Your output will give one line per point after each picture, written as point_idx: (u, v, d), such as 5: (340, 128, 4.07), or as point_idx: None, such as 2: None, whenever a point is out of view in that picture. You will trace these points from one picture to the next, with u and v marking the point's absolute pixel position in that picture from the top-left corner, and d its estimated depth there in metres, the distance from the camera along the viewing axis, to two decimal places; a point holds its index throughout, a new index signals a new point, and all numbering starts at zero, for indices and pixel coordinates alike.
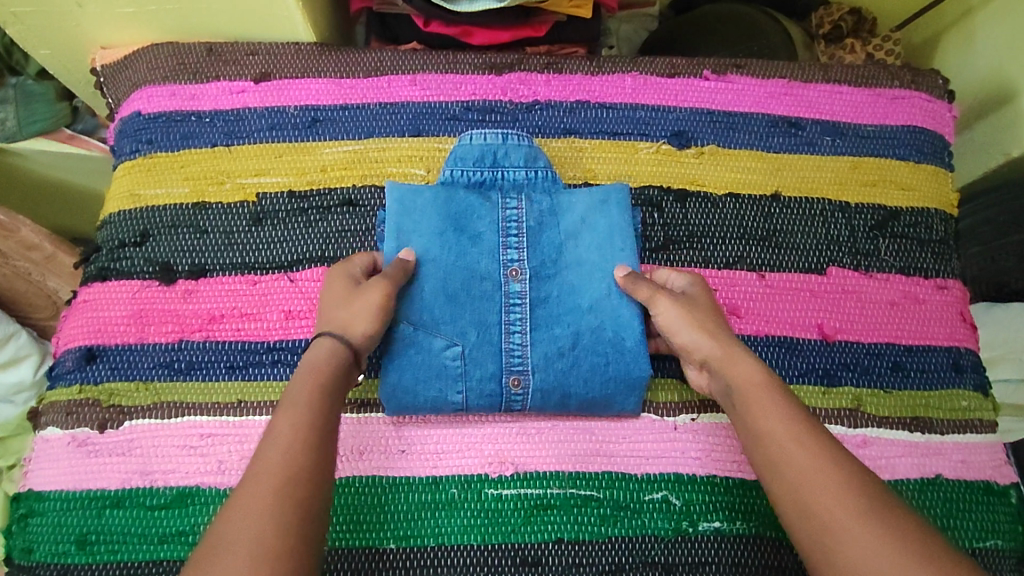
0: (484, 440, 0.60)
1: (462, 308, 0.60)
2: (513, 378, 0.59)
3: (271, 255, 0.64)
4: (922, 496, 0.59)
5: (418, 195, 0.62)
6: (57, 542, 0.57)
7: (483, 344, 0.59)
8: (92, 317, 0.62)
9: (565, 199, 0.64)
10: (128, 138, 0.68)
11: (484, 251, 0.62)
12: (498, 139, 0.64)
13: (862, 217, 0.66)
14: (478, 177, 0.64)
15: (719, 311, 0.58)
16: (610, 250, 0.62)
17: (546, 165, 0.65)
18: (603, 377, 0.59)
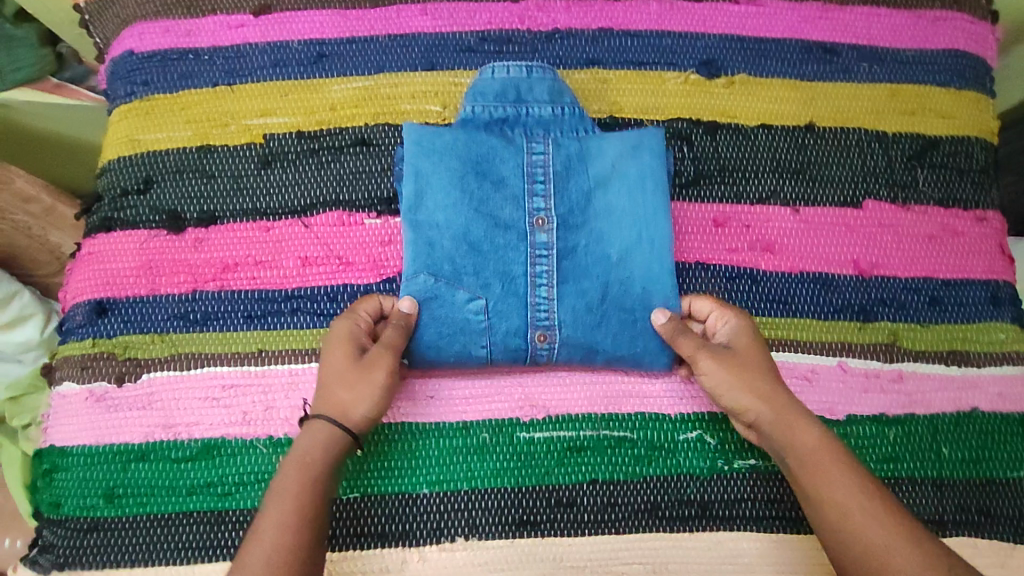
0: (510, 387, 0.58)
1: (485, 259, 0.56)
2: (540, 335, 0.56)
3: (284, 200, 0.61)
4: (957, 428, 0.59)
5: (438, 136, 0.57)
6: (85, 496, 0.56)
7: (508, 297, 0.56)
8: (99, 270, 0.59)
9: (595, 143, 0.58)
10: (120, 80, 0.63)
11: (508, 197, 0.57)
12: (521, 72, 0.59)
13: (899, 146, 0.64)
14: (500, 112, 0.59)
15: (764, 359, 0.55)
16: (644, 196, 0.57)
17: (572, 101, 0.60)
18: (632, 332, 0.56)
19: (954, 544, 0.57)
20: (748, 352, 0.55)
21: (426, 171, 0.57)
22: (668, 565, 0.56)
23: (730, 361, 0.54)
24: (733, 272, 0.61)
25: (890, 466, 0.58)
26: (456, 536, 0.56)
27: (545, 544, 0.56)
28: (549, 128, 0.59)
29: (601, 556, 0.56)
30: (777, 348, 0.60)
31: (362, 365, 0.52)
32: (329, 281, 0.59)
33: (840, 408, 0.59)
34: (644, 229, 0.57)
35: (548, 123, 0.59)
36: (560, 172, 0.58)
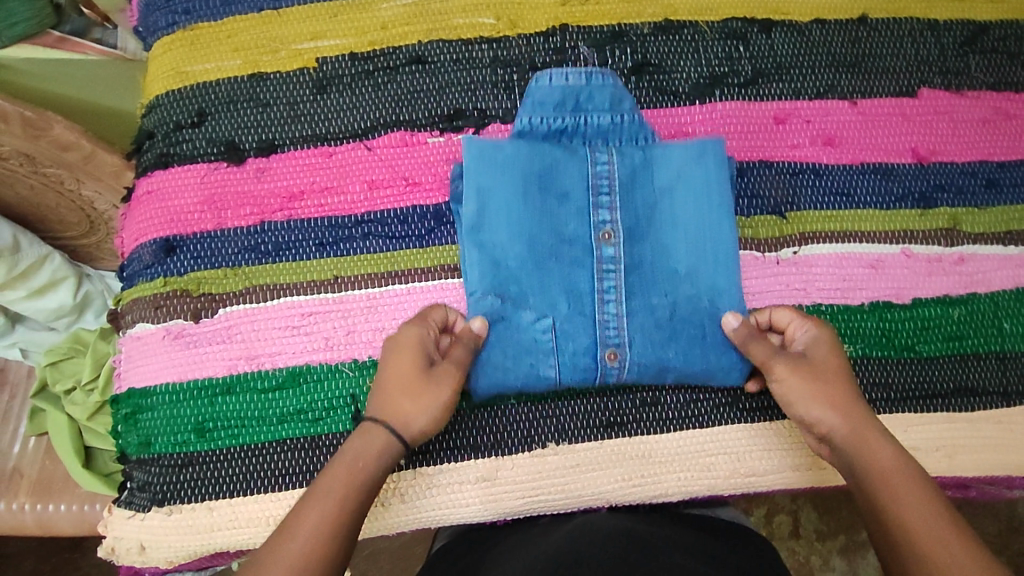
0: (581, 412, 0.57)
1: (551, 276, 0.56)
2: (610, 354, 0.55)
3: (343, 124, 0.59)
4: (1018, 304, 0.61)
5: (500, 150, 0.56)
6: (174, 433, 0.56)
7: (575, 315, 0.56)
8: (162, 207, 0.58)
9: (659, 152, 0.57)
10: (159, 11, 0.61)
11: (573, 211, 0.57)
12: (580, 79, 0.57)
13: (952, 33, 0.64)
14: (559, 121, 0.58)
15: (845, 371, 0.52)
16: (708, 211, 0.57)
17: (632, 108, 0.58)
18: (702, 350, 0.56)
19: (1018, 412, 0.60)
20: (830, 362, 0.52)
21: (489, 187, 0.56)
22: (752, 453, 0.58)
23: (810, 371, 0.52)
24: (796, 168, 0.61)
25: (957, 343, 0.60)
26: (547, 442, 0.57)
27: (635, 442, 0.57)
28: (609, 136, 0.58)
29: (688, 450, 0.57)
30: (843, 239, 0.61)
31: (429, 377, 0.51)
32: (398, 203, 0.59)
33: (907, 292, 0.60)
34: (708, 246, 0.57)
35: (609, 130, 0.58)
36: (625, 184, 0.57)
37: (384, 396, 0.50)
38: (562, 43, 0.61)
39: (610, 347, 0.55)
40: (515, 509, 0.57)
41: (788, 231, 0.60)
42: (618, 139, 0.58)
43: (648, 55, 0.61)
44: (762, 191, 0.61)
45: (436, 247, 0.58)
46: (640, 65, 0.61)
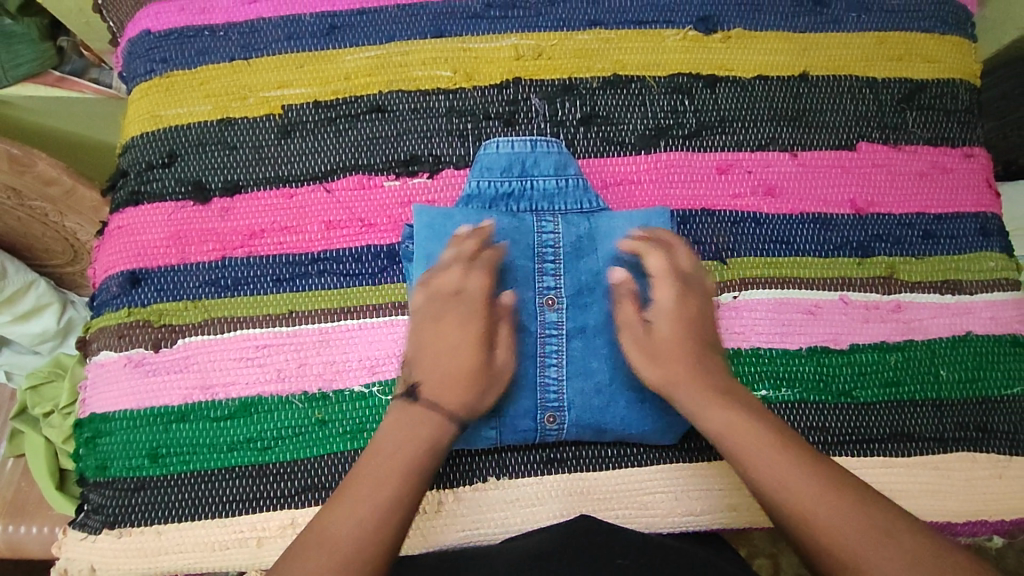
0: (521, 468, 0.59)
1: None
2: (549, 416, 0.57)
3: (305, 167, 0.63)
4: (955, 351, 0.62)
5: (449, 220, 0.58)
6: (130, 457, 0.58)
7: (518, 379, 0.57)
8: (130, 242, 0.62)
9: (604, 223, 0.59)
10: (139, 59, 0.66)
11: (519, 278, 0.57)
12: (526, 147, 0.61)
13: (889, 91, 0.67)
14: (506, 187, 0.60)
15: (684, 347, 0.54)
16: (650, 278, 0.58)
17: (577, 173, 0.62)
18: (640, 413, 0.57)
19: (955, 458, 0.60)
20: (678, 325, 0.55)
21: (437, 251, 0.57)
22: (688, 493, 0.59)
23: (648, 352, 0.54)
24: (737, 216, 0.64)
25: (893, 389, 0.61)
26: (487, 477, 0.58)
27: (573, 479, 0.59)
28: (554, 204, 0.61)
29: (625, 488, 0.59)
30: (782, 285, 0.63)
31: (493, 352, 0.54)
32: (353, 242, 0.62)
33: (844, 338, 0.62)
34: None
35: (554, 198, 0.61)
36: (569, 250, 0.58)
37: (451, 376, 0.52)
38: (515, 95, 0.65)
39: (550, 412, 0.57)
40: (453, 543, 0.57)
41: (728, 276, 0.63)
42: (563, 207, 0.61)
43: (597, 107, 0.65)
44: (704, 237, 0.63)
45: (389, 284, 0.61)
46: (589, 117, 0.65)
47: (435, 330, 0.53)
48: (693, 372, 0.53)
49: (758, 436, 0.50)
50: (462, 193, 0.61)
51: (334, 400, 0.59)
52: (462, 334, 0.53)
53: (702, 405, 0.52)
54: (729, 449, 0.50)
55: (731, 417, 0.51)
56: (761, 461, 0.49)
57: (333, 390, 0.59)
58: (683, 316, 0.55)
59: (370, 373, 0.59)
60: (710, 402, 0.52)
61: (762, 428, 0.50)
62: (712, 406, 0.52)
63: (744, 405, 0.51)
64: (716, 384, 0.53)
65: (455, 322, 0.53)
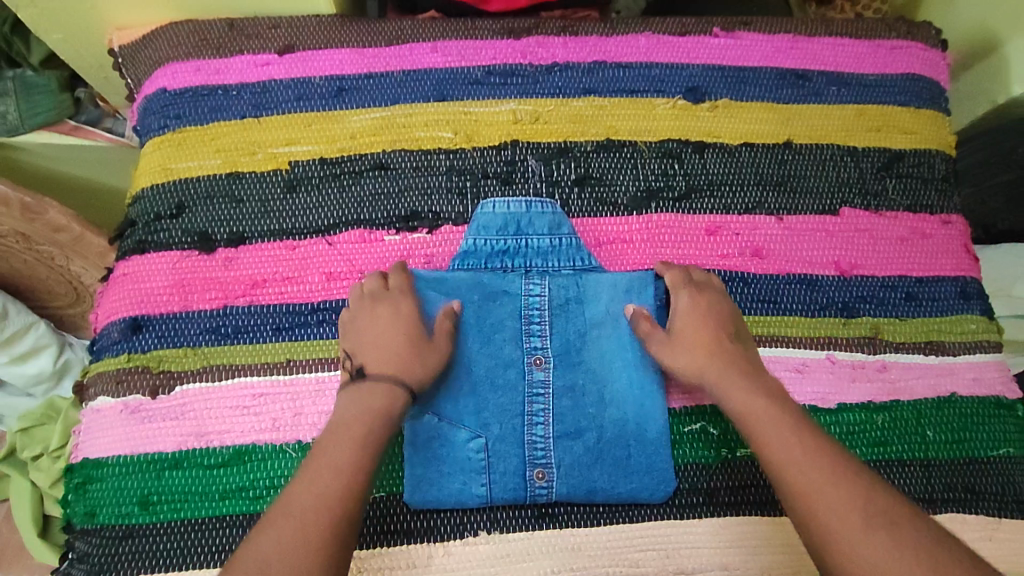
0: (509, 525, 0.58)
1: (484, 400, 0.59)
2: (535, 474, 0.58)
3: (310, 220, 0.65)
4: (940, 413, 0.63)
5: (443, 283, 0.62)
6: (120, 504, 0.58)
7: (507, 436, 0.59)
8: (134, 289, 0.63)
9: (591, 286, 0.63)
10: (154, 115, 0.69)
11: (508, 338, 0.61)
12: (521, 207, 0.65)
13: (869, 159, 0.71)
14: (501, 245, 0.64)
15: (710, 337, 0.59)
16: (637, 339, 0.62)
17: (571, 232, 0.65)
18: (626, 472, 0.59)
19: (945, 520, 0.60)
20: (699, 347, 0.59)
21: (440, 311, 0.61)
22: (680, 551, 0.58)
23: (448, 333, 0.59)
24: (726, 275, 0.66)
25: (882, 449, 0.62)
26: (479, 530, 0.58)
27: (564, 535, 0.58)
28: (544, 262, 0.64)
29: (618, 545, 0.58)
30: (769, 343, 0.64)
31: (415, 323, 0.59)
32: None
33: (831, 397, 0.63)
34: (634, 373, 0.61)
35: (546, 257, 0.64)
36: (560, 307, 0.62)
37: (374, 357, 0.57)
38: (513, 156, 0.68)
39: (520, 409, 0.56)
40: None
41: None
42: (555, 264, 0.64)
43: (591, 169, 0.68)
44: None
45: None
46: (583, 178, 0.68)
47: (378, 329, 0.58)
48: (719, 368, 0.57)
49: (785, 436, 0.52)
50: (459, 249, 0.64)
51: None
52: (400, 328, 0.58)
53: (723, 388, 0.57)
54: (749, 426, 0.54)
55: (758, 405, 0.55)
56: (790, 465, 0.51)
57: None
58: (691, 335, 0.60)
59: None
60: (737, 382, 0.56)
61: (792, 423, 0.53)
62: (738, 385, 0.56)
63: (768, 394, 0.56)
64: (740, 368, 0.57)
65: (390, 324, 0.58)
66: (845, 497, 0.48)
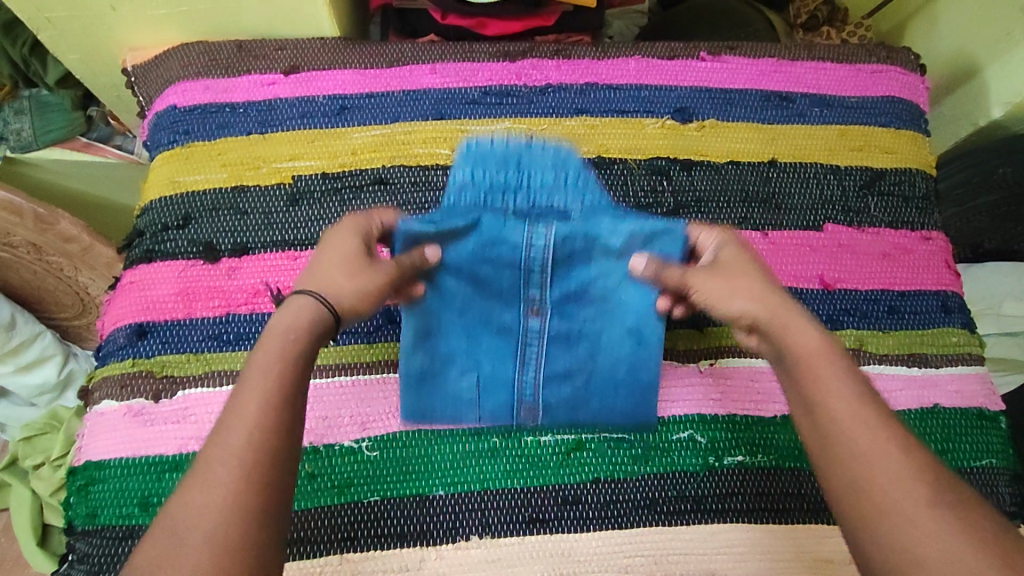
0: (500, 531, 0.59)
1: (477, 345, 0.64)
2: (528, 413, 0.63)
3: (310, 232, 0.68)
4: (924, 423, 0.65)
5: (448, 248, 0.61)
6: (120, 506, 0.59)
7: (497, 374, 0.64)
8: (141, 296, 0.65)
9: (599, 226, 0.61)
10: (164, 131, 0.72)
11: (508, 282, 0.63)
12: (522, 143, 0.61)
13: (851, 178, 0.73)
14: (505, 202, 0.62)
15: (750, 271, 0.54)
16: (640, 294, 0.62)
17: (579, 171, 0.62)
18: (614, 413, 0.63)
19: None
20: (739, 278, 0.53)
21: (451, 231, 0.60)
22: (668, 557, 0.59)
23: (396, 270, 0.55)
24: None
25: None
26: (470, 535, 0.59)
27: (554, 540, 0.59)
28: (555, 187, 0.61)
29: (608, 551, 0.59)
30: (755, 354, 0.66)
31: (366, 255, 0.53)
32: None
33: None
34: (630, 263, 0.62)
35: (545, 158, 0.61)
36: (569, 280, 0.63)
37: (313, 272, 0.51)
38: None
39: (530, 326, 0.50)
40: None
41: (705, 345, 0.66)
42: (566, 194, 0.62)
43: None
44: None
45: (385, 344, 0.64)
46: None
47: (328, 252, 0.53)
48: (777, 304, 0.51)
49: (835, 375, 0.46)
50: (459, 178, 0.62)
51: (325, 455, 0.60)
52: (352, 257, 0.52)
53: (781, 325, 0.50)
54: (806, 367, 0.47)
55: (811, 337, 0.48)
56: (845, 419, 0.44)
57: (324, 445, 0.60)
58: (733, 266, 0.54)
59: (362, 429, 0.61)
60: (791, 317, 0.50)
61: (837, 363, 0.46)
62: (802, 324, 0.49)
63: (823, 331, 0.49)
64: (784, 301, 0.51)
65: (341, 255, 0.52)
66: (890, 456, 0.42)
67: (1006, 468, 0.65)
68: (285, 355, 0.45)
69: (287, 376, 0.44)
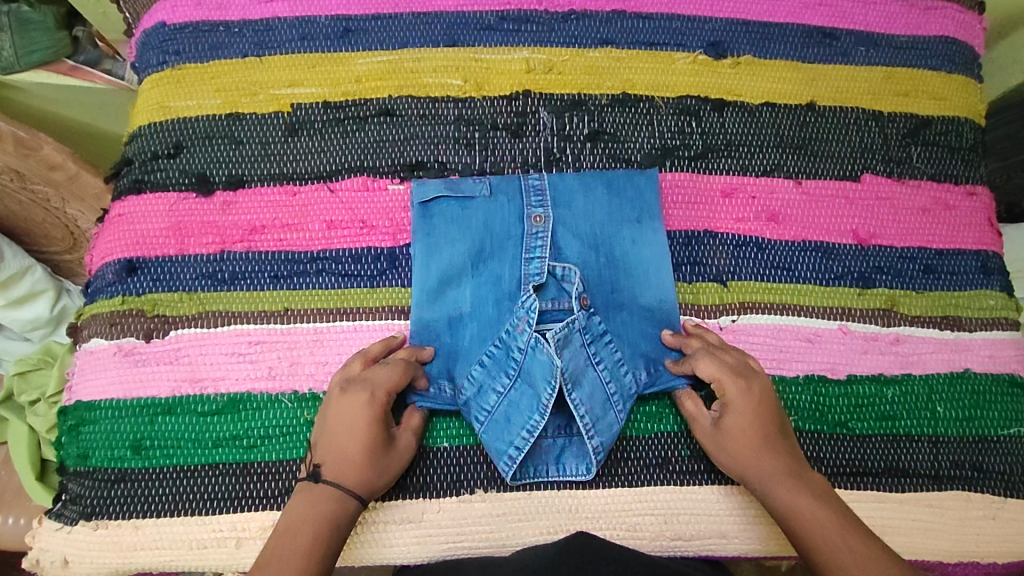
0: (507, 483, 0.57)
1: (494, 363, 0.58)
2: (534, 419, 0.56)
3: (311, 166, 0.63)
4: (952, 389, 0.62)
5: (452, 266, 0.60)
6: (112, 448, 0.57)
7: (521, 392, 0.57)
8: (129, 230, 0.61)
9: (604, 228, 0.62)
10: (152, 50, 0.66)
11: (507, 260, 0.60)
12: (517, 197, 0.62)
13: (895, 125, 0.68)
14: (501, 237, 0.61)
15: (759, 428, 0.55)
16: (658, 284, 0.61)
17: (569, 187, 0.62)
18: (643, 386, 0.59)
19: (949, 497, 0.59)
20: (743, 417, 0.55)
21: (455, 314, 0.59)
22: (678, 516, 0.57)
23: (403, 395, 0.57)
24: (739, 240, 0.64)
25: (889, 423, 0.60)
26: (475, 488, 0.57)
27: (560, 496, 0.57)
28: (569, 261, 0.61)
29: (616, 508, 0.57)
30: (780, 310, 0.62)
31: (376, 440, 0.54)
32: (353, 244, 0.61)
33: (842, 368, 0.61)
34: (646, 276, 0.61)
35: (571, 217, 0.62)
36: (587, 347, 0.58)
37: (326, 454, 0.54)
38: (524, 107, 0.65)
39: (505, 458, 0.56)
40: (436, 555, 0.56)
41: (728, 299, 0.62)
42: (578, 255, 0.61)
43: (605, 124, 0.65)
44: (705, 260, 0.63)
45: (387, 288, 0.61)
46: (596, 133, 0.65)
47: (334, 429, 0.54)
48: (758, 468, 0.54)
49: (827, 525, 0.51)
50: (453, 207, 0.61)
51: None
52: (355, 417, 0.54)
53: (772, 480, 0.54)
54: (792, 531, 0.52)
55: (802, 503, 0.53)
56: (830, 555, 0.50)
57: (325, 391, 0.58)
58: (729, 422, 0.56)
59: None
60: (782, 479, 0.54)
61: (830, 518, 0.52)
62: (785, 487, 0.54)
63: (817, 491, 0.54)
64: (784, 463, 0.54)
65: (342, 413, 0.54)
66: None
67: None
68: (333, 517, 0.51)
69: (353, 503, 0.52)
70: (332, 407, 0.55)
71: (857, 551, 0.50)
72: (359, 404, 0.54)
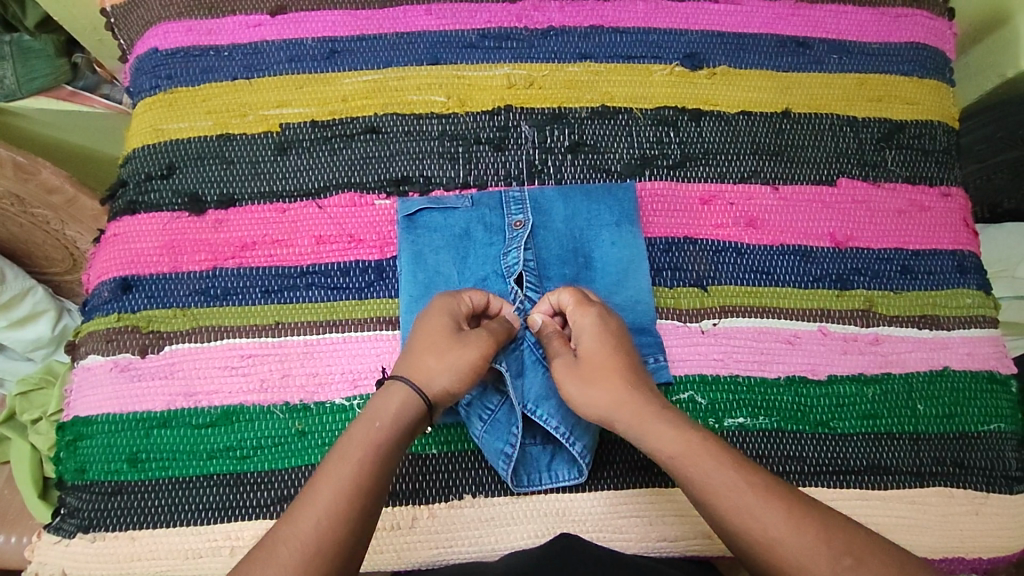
0: (493, 489, 0.58)
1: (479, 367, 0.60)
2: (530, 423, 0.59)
3: (299, 183, 0.65)
4: (932, 386, 0.63)
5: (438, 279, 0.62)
6: (109, 461, 0.58)
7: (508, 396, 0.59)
8: (124, 249, 0.63)
9: (587, 239, 0.64)
10: (145, 75, 0.68)
11: (489, 271, 0.63)
12: (499, 209, 0.64)
13: (869, 130, 0.69)
14: (485, 249, 0.63)
15: (615, 362, 0.55)
16: (638, 288, 0.63)
17: (548, 203, 0.64)
18: None
19: (932, 493, 0.60)
20: (600, 348, 0.55)
21: None
22: (664, 518, 0.58)
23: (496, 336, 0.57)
24: (719, 245, 0.65)
25: (870, 422, 0.61)
26: (463, 494, 0.58)
27: (548, 500, 0.58)
28: (549, 271, 0.63)
29: (601, 512, 0.58)
30: (760, 314, 0.64)
31: (458, 340, 0.54)
32: (341, 258, 0.63)
33: (821, 368, 0.62)
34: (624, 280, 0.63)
35: (551, 230, 0.64)
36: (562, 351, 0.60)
37: (415, 358, 0.53)
38: (506, 121, 0.67)
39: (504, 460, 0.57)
40: (426, 561, 0.57)
41: (708, 304, 0.63)
42: (555, 261, 0.63)
43: (584, 136, 0.67)
44: (685, 263, 0.65)
45: (374, 300, 0.62)
46: (576, 145, 0.67)
47: (430, 331, 0.54)
48: (632, 407, 0.52)
49: (709, 464, 0.49)
50: (439, 223, 0.64)
51: (315, 412, 0.59)
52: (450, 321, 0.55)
53: (645, 429, 0.51)
54: (682, 470, 0.49)
55: (679, 442, 0.50)
56: (719, 493, 0.48)
57: (315, 402, 0.59)
58: (600, 366, 0.54)
59: (352, 386, 0.60)
60: (652, 424, 0.51)
61: (703, 447, 0.50)
62: (654, 429, 0.51)
63: (684, 424, 0.51)
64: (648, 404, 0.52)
65: (443, 316, 0.55)
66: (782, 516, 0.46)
67: (1013, 433, 0.64)
68: (321, 527, 0.45)
69: (349, 506, 0.46)
70: (436, 308, 0.56)
71: (730, 481, 0.48)
72: (446, 314, 0.55)
